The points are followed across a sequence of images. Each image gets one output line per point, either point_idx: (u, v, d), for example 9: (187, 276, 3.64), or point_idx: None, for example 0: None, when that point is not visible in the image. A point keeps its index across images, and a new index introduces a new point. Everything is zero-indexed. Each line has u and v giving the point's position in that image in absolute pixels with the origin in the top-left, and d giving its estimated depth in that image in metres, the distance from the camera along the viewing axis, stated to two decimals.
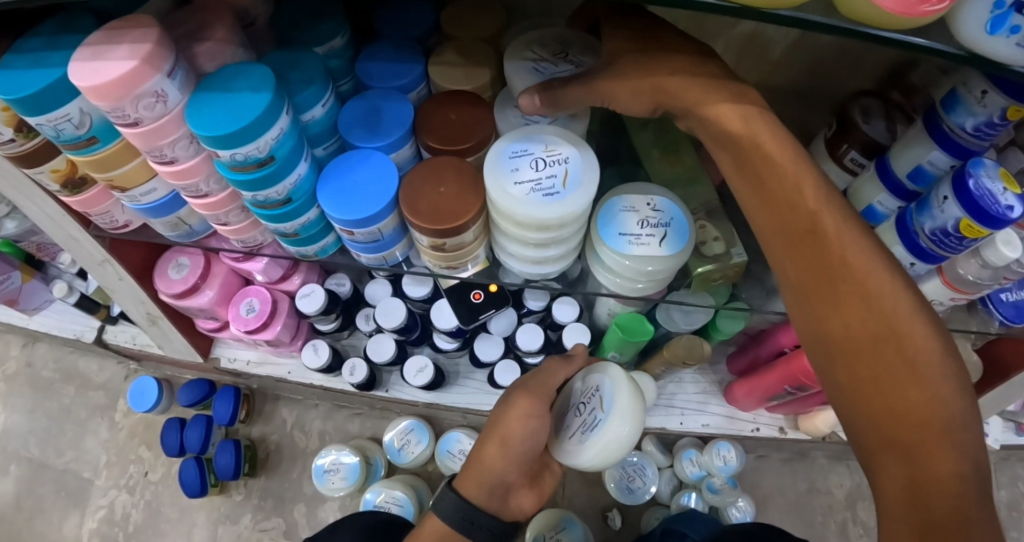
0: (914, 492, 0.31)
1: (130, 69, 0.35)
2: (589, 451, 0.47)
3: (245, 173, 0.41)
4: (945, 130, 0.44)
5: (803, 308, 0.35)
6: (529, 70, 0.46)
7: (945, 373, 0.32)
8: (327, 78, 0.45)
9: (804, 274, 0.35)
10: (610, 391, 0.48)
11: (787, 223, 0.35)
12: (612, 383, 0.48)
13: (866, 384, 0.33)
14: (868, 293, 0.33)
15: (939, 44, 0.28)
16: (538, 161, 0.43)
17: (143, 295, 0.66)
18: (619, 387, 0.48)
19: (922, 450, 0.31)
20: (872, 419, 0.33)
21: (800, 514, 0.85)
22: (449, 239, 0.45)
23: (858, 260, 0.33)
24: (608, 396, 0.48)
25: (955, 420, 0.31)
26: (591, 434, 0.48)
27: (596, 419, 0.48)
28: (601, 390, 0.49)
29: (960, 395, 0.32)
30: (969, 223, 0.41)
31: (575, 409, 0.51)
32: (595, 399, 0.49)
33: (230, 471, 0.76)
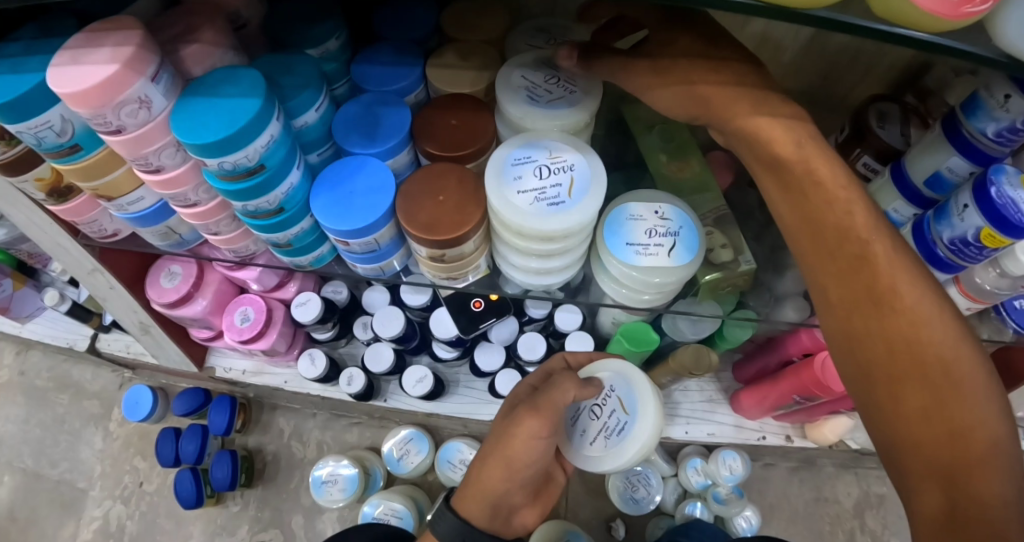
0: (958, 524, 0.30)
1: (111, 75, 0.33)
2: (618, 456, 0.49)
3: (235, 182, 0.39)
4: (965, 137, 0.42)
5: (842, 330, 0.33)
6: (523, 100, 0.44)
7: (988, 398, 0.31)
8: (322, 82, 0.44)
9: (850, 300, 0.32)
10: (630, 394, 0.51)
11: (837, 245, 0.32)
12: (633, 387, 0.51)
13: (913, 412, 0.31)
14: (916, 314, 0.31)
15: (976, 49, 0.27)
16: (542, 168, 0.41)
17: (135, 304, 0.64)
18: (639, 390, 0.51)
19: (970, 479, 0.30)
20: (918, 449, 0.31)
21: (807, 524, 0.84)
22: (448, 249, 0.43)
23: (908, 287, 0.31)
24: (629, 397, 0.51)
25: (999, 448, 0.30)
26: (618, 440, 0.50)
27: (621, 424, 0.50)
28: (616, 391, 0.51)
29: (1002, 420, 0.31)
30: (990, 232, 0.40)
31: (589, 409, 0.51)
32: (613, 401, 0.51)
33: (226, 482, 0.75)
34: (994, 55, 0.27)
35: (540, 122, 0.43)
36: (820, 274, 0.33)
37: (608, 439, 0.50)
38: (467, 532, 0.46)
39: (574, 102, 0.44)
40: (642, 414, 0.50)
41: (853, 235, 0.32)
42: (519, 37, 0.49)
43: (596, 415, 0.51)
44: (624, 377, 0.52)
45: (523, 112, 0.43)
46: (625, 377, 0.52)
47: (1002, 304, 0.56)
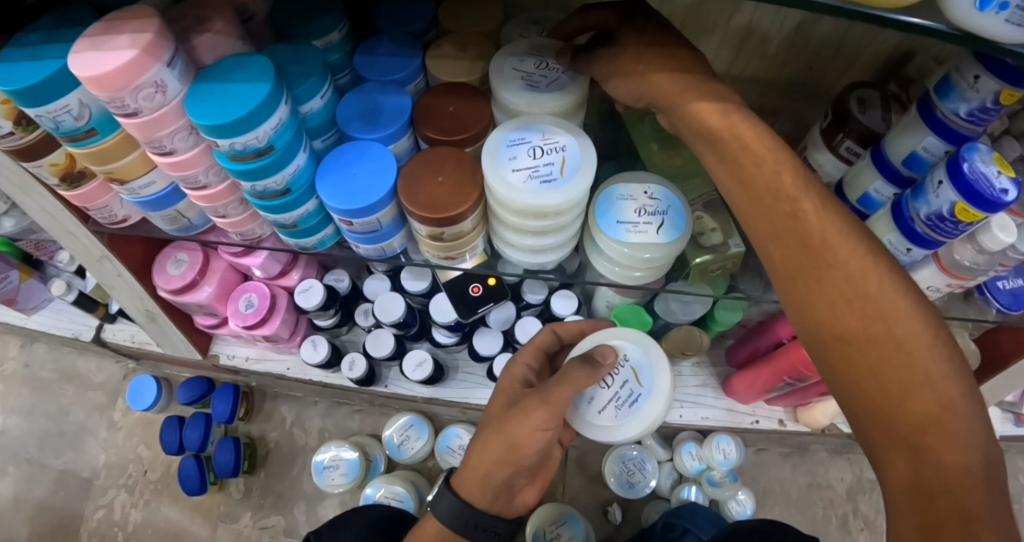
0: (918, 485, 0.31)
1: (129, 60, 0.35)
2: (627, 425, 0.51)
3: (244, 163, 0.41)
4: (939, 117, 0.45)
5: (792, 296, 0.35)
6: (520, 87, 0.46)
7: (940, 362, 0.31)
8: (326, 71, 0.46)
9: (803, 277, 0.34)
10: (644, 365, 0.52)
11: (781, 224, 0.35)
12: (647, 359, 0.52)
13: (862, 372, 0.32)
14: (854, 279, 0.33)
15: (929, 21, 0.31)
16: (536, 149, 0.43)
17: (142, 292, 0.66)
18: (653, 363, 0.52)
19: (926, 441, 0.31)
20: (871, 410, 0.32)
21: (801, 508, 0.85)
22: (447, 228, 0.45)
23: (850, 258, 0.33)
24: (642, 370, 0.52)
25: (951, 404, 0.31)
26: (630, 410, 0.51)
27: (633, 395, 0.51)
28: (630, 361, 0.52)
29: (958, 381, 0.31)
30: (964, 207, 0.42)
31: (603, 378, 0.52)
32: (626, 371, 0.52)
33: (230, 469, 0.76)
34: (945, 27, 0.31)
35: (535, 109, 0.46)
36: (771, 256, 0.36)
37: (618, 408, 0.51)
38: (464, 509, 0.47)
39: (567, 86, 0.46)
40: (654, 388, 0.51)
41: (788, 212, 0.35)
42: (512, 29, 0.52)
43: (610, 384, 0.52)
44: (638, 348, 0.53)
45: (520, 99, 0.45)
46: (641, 349, 0.53)
47: (985, 285, 0.58)
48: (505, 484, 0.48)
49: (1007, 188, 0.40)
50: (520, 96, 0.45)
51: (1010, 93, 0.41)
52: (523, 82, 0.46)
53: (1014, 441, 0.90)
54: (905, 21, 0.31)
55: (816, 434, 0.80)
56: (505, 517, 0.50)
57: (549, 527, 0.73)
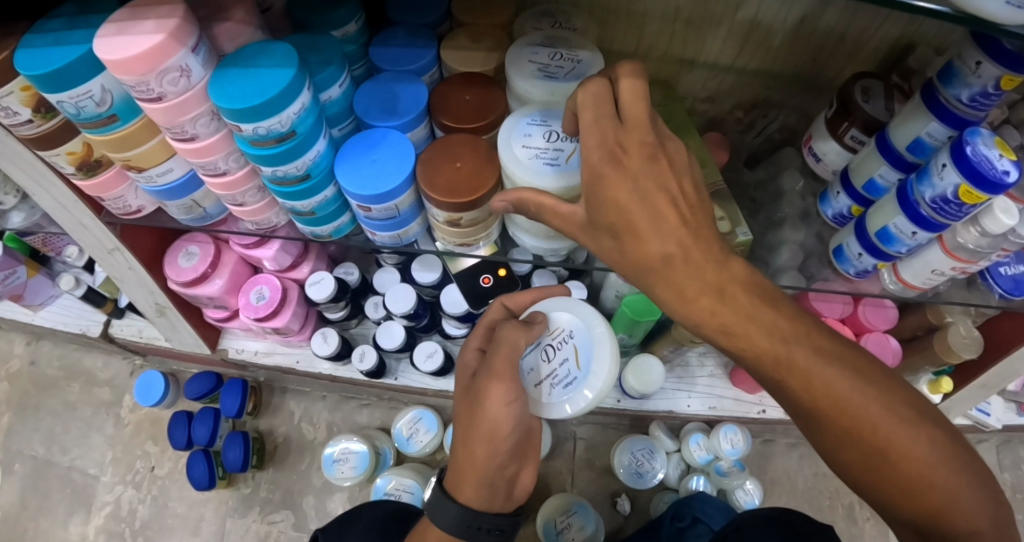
0: (898, 494, 0.37)
1: (155, 44, 0.36)
2: (553, 404, 0.50)
3: (266, 148, 0.42)
4: (942, 103, 0.46)
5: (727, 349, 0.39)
6: (536, 76, 0.46)
7: (850, 385, 0.36)
8: (344, 61, 0.46)
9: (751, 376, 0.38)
10: (587, 347, 0.51)
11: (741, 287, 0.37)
12: (594, 343, 0.51)
13: (805, 415, 0.38)
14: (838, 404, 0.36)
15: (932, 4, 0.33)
16: (552, 133, 0.43)
17: (152, 284, 0.66)
18: (597, 347, 0.50)
19: (881, 455, 0.36)
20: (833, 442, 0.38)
21: (808, 498, 0.86)
22: (464, 213, 0.46)
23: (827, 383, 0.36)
24: (586, 355, 0.51)
25: (876, 421, 0.36)
26: (565, 391, 0.50)
27: (570, 376, 0.50)
28: (576, 341, 0.51)
29: (872, 399, 0.36)
30: (967, 189, 0.43)
31: (544, 350, 0.51)
32: (569, 349, 0.51)
33: (239, 463, 0.76)
34: (950, 10, 0.33)
35: (550, 97, 0.46)
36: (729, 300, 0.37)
37: (553, 386, 0.50)
38: (469, 513, 0.44)
39: (581, 74, 0.47)
40: (591, 375, 0.50)
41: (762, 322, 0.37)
42: (525, 21, 0.52)
43: (551, 359, 0.50)
44: (589, 330, 0.51)
45: (535, 87, 0.46)
46: (585, 333, 0.51)
47: (988, 271, 0.59)
48: (522, 473, 0.48)
49: (1009, 170, 0.41)
50: (536, 84, 0.46)
51: (1010, 78, 0.42)
52: (539, 71, 0.46)
53: (1015, 431, 0.91)
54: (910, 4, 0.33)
55: None
56: (506, 510, 0.47)
57: (559, 517, 0.73)
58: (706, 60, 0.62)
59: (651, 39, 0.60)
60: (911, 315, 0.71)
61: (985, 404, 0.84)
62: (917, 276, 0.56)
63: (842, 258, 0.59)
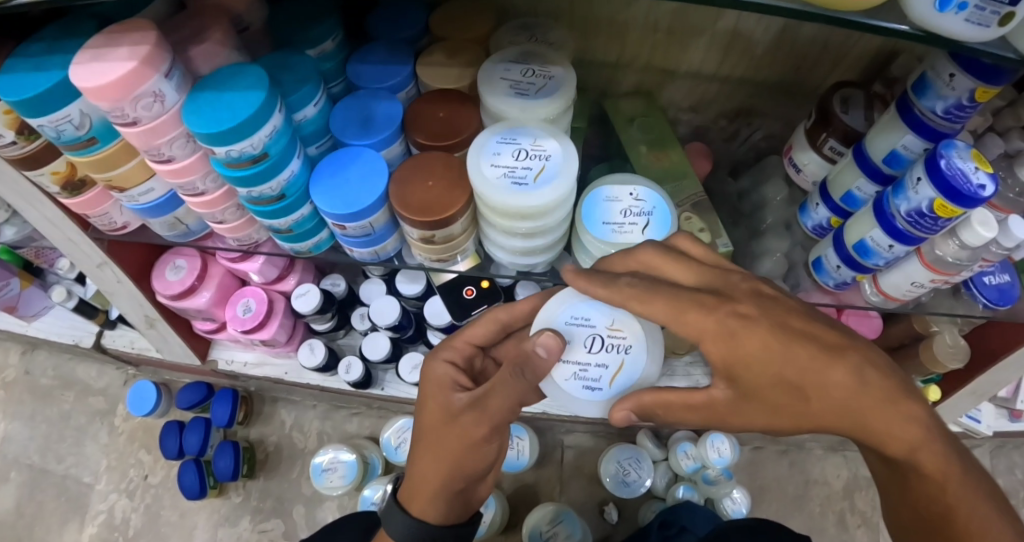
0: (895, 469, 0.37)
1: (129, 71, 0.37)
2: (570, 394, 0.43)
3: (241, 169, 0.42)
4: (917, 115, 0.46)
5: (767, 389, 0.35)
6: (507, 94, 0.46)
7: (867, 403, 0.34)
8: (319, 79, 0.47)
9: (782, 397, 0.34)
10: (631, 373, 0.43)
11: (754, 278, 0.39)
12: (641, 366, 0.43)
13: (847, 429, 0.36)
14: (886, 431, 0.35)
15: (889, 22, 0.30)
16: (521, 152, 0.43)
17: (141, 297, 0.67)
18: (645, 377, 0.43)
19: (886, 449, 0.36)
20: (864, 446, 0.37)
21: (798, 506, 0.86)
22: (438, 231, 0.46)
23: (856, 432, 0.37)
24: (624, 374, 0.43)
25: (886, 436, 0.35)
26: (581, 389, 0.43)
27: (598, 382, 0.43)
28: (624, 355, 0.43)
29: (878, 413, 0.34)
30: (942, 203, 0.43)
31: (591, 338, 0.43)
32: (613, 357, 0.43)
33: (229, 473, 0.77)
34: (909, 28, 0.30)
35: (522, 115, 0.46)
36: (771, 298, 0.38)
37: (575, 380, 0.43)
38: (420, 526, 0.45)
39: (553, 90, 0.46)
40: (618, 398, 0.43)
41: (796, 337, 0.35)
42: (504, 34, 0.52)
43: (591, 351, 0.43)
44: (640, 354, 0.43)
45: (507, 105, 0.45)
46: (644, 351, 0.43)
47: (972, 280, 0.59)
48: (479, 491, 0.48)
49: (985, 184, 0.41)
50: (506, 103, 0.45)
51: (985, 90, 0.41)
52: (511, 89, 0.46)
53: (1005, 437, 0.91)
54: (870, 24, 0.30)
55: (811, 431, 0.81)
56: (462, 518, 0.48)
57: (546, 526, 0.73)
58: (688, 69, 0.62)
59: (632, 50, 0.60)
60: (898, 324, 0.71)
61: (976, 412, 0.83)
62: (896, 288, 0.56)
63: (821, 270, 0.59)
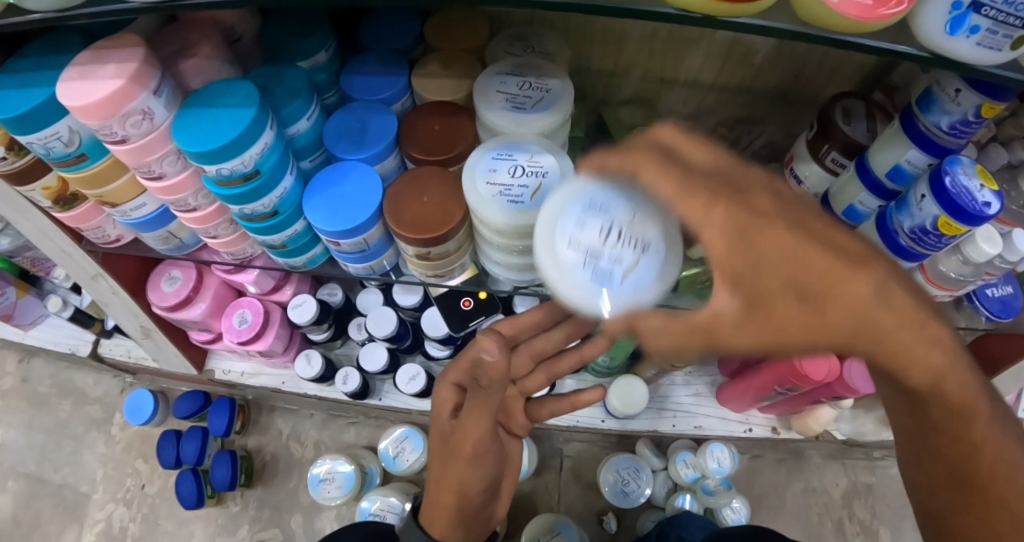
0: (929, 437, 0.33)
1: (117, 89, 0.36)
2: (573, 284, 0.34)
3: (232, 187, 0.42)
4: (921, 130, 0.45)
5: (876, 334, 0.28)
6: (502, 108, 0.45)
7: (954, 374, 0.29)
8: (312, 92, 0.46)
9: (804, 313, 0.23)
10: (648, 274, 0.34)
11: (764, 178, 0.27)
12: (657, 269, 0.34)
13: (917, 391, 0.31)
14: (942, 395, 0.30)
15: (892, 45, 0.28)
16: (517, 168, 0.42)
17: (136, 308, 0.66)
18: (661, 243, 0.34)
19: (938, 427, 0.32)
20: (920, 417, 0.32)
21: (797, 514, 0.86)
22: (433, 247, 0.46)
23: (900, 401, 0.32)
24: (638, 274, 0.34)
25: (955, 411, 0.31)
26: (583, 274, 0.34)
27: (607, 270, 0.34)
28: (639, 261, 0.34)
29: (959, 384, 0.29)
30: (946, 220, 0.42)
31: (585, 209, 0.35)
32: (617, 246, 0.34)
33: (227, 483, 0.77)
34: (915, 50, 0.29)
35: (518, 130, 0.45)
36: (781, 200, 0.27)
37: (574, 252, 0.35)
38: None
39: (550, 103, 0.45)
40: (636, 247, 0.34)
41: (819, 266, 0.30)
42: (498, 45, 0.50)
43: (586, 225, 0.34)
44: (658, 266, 0.34)
45: (502, 119, 0.45)
46: (664, 253, 0.34)
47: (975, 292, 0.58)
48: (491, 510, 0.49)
49: (990, 201, 0.41)
50: (499, 116, 0.44)
51: (991, 106, 0.40)
52: (506, 101, 0.45)
53: None
54: (872, 46, 0.28)
55: (811, 440, 0.81)
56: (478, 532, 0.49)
57: (543, 537, 0.73)
58: (687, 77, 0.62)
59: (630, 58, 0.59)
60: None
61: None
62: None
63: None
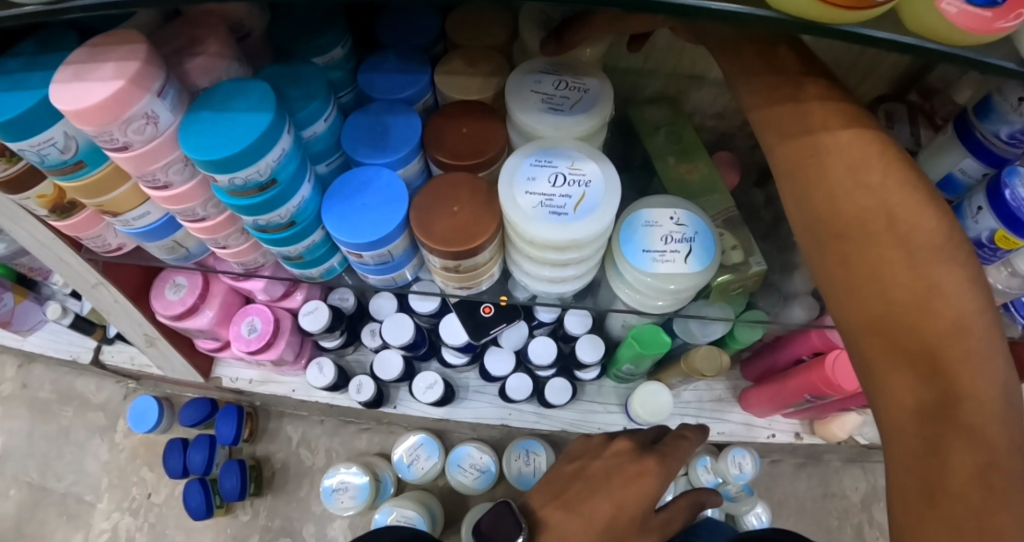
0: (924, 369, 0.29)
1: (117, 92, 0.33)
2: None
3: (245, 198, 0.39)
4: (978, 138, 0.42)
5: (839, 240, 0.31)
6: (540, 109, 0.42)
7: (955, 274, 0.29)
8: (329, 93, 0.43)
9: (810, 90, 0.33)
10: None
11: (804, 137, 0.32)
12: None
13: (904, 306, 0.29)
14: (976, 365, 0.28)
15: (996, 59, 0.25)
16: (558, 176, 0.40)
17: (139, 316, 0.64)
18: None
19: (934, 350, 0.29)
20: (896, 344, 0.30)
21: (816, 519, 0.84)
22: (462, 260, 0.43)
23: (888, 315, 0.30)
24: None
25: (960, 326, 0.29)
26: None
27: None
28: None
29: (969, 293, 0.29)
30: (1004, 234, 0.40)
31: None
32: None
33: (236, 493, 0.75)
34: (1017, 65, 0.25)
35: (553, 134, 0.42)
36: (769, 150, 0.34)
37: None
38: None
39: (589, 105, 0.42)
40: None
41: (803, 223, 0.33)
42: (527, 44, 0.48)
43: None
44: None
45: (538, 122, 0.42)
46: None
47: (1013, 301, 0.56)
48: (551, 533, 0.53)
49: None
50: (535, 118, 0.42)
51: None
52: (543, 103, 0.42)
53: None
54: (976, 59, 0.25)
55: (832, 445, 0.80)
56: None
57: None
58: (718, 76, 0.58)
59: (658, 54, 0.56)
60: None
61: None
62: None
63: None
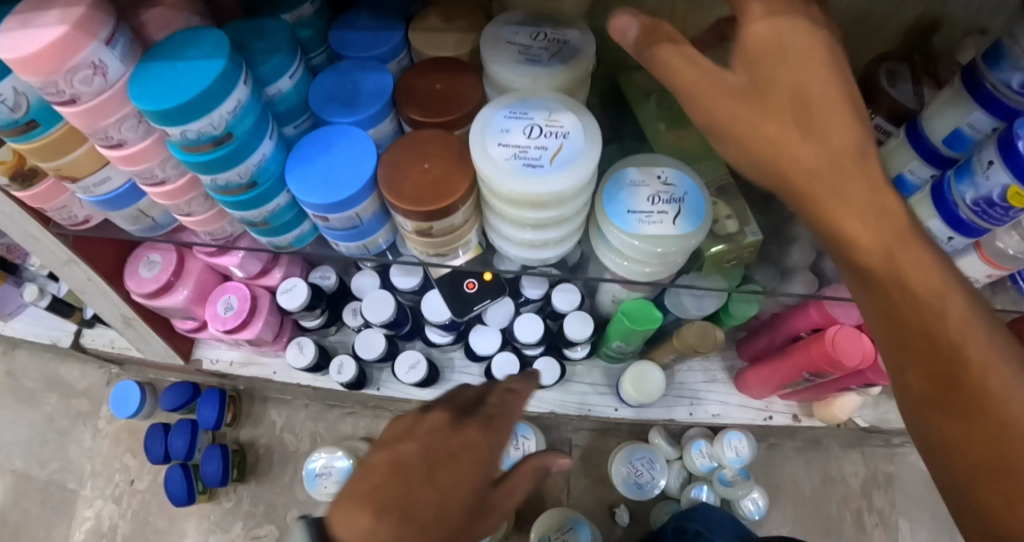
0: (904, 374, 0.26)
1: (61, 38, 0.31)
2: None
3: (200, 153, 0.36)
4: (988, 89, 0.39)
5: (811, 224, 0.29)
6: (517, 61, 0.40)
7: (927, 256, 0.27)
8: (295, 48, 0.41)
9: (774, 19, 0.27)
10: None
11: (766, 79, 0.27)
12: None
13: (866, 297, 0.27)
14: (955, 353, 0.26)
15: None
16: (533, 128, 0.37)
17: (115, 296, 0.62)
18: None
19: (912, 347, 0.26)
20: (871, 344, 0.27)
21: (816, 505, 0.82)
22: (435, 222, 0.41)
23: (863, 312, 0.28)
24: None
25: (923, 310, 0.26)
26: None
27: None
28: None
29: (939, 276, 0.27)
30: (1017, 190, 0.36)
31: None
32: None
33: (218, 478, 0.73)
34: None
35: (531, 86, 0.39)
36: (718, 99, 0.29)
37: None
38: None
39: (568, 56, 0.40)
40: None
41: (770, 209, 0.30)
42: None
43: None
44: None
45: (515, 73, 0.39)
46: None
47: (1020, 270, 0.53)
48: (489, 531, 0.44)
49: None
50: (513, 70, 0.39)
51: None
52: (521, 56, 0.40)
53: None
54: None
55: (831, 429, 0.77)
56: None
57: (554, 533, 0.70)
58: None
59: None
60: None
61: None
62: None
63: None
